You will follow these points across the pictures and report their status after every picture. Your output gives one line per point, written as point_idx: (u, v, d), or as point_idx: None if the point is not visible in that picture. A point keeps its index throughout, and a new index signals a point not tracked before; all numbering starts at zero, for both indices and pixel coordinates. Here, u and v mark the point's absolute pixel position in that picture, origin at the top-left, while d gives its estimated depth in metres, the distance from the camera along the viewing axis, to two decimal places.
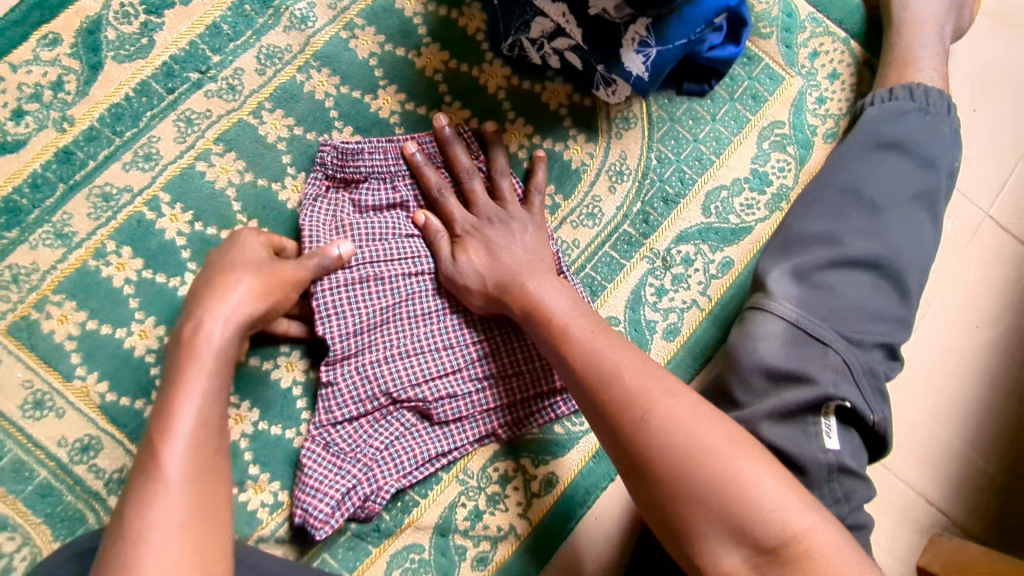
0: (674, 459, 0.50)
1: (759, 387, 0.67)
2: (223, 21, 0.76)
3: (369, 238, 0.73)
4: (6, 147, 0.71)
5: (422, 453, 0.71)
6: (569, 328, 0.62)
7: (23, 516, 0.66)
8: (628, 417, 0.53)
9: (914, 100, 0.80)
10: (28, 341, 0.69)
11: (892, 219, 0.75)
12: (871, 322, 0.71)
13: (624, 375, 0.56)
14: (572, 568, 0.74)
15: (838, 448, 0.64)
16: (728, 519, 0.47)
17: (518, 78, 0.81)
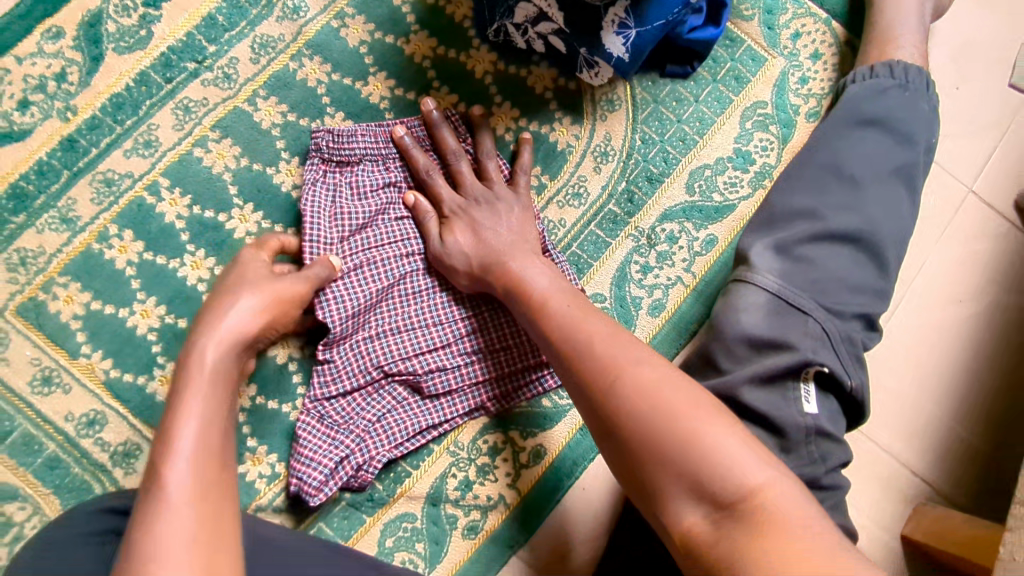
0: (640, 420, 0.52)
1: (740, 355, 0.68)
2: (218, 12, 0.79)
3: (363, 218, 0.75)
4: (12, 136, 0.74)
5: (413, 425, 0.74)
6: (549, 303, 0.65)
7: (33, 487, 0.69)
8: (599, 385, 0.56)
9: (894, 77, 0.82)
10: (36, 321, 0.72)
11: (872, 194, 0.76)
12: (850, 293, 0.72)
13: (596, 345, 0.59)
14: (560, 535, 0.76)
15: (816, 412, 0.66)
16: (687, 476, 0.49)
17: (504, 63, 0.83)
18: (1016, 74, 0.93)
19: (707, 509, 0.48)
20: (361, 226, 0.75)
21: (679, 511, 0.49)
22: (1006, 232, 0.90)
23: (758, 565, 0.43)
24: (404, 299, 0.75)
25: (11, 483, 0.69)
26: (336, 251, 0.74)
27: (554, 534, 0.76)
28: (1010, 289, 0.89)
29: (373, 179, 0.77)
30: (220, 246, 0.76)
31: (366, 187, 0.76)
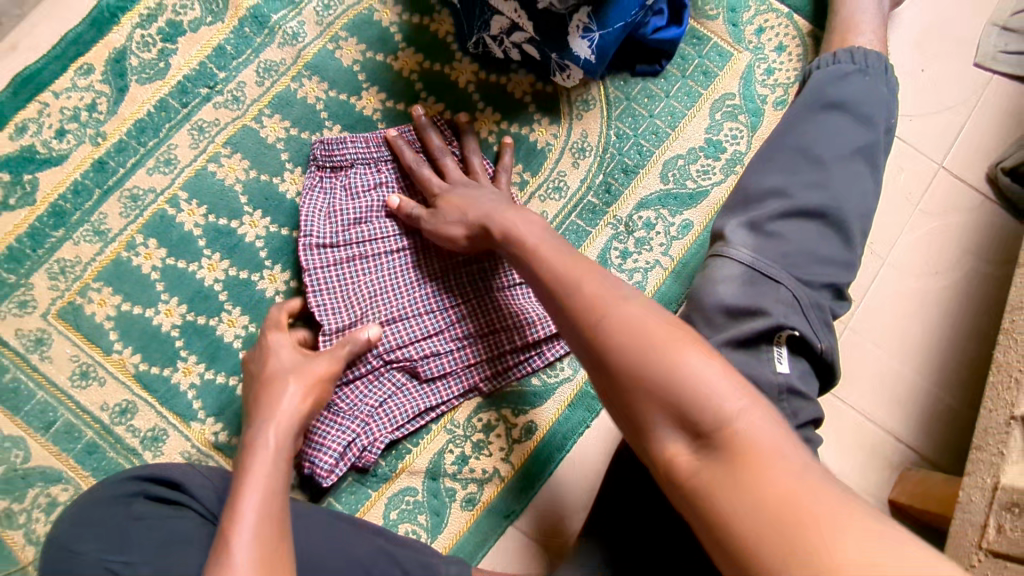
0: (625, 353, 0.53)
1: (715, 327, 0.71)
2: (226, 43, 0.88)
3: (355, 217, 0.83)
4: (52, 160, 0.84)
5: (413, 408, 0.80)
6: (540, 249, 0.67)
7: (75, 470, 0.78)
8: (586, 320, 0.56)
9: (855, 62, 0.85)
10: (74, 322, 0.81)
11: (841, 170, 0.78)
12: (819, 265, 0.73)
13: (584, 284, 0.58)
14: (552, 504, 0.82)
15: (788, 371, 0.68)
16: (670, 404, 0.49)
17: (485, 73, 0.91)
18: (979, 54, 0.96)
19: (689, 435, 0.49)
20: (353, 224, 0.83)
21: (660, 439, 0.50)
22: (979, 204, 0.93)
23: (734, 499, 0.44)
24: (399, 291, 0.82)
25: (56, 466, 0.78)
26: (333, 247, 0.82)
27: (548, 505, 0.82)
28: (986, 260, 0.92)
29: (365, 180, 0.85)
30: (233, 249, 0.84)
31: (359, 188, 0.84)
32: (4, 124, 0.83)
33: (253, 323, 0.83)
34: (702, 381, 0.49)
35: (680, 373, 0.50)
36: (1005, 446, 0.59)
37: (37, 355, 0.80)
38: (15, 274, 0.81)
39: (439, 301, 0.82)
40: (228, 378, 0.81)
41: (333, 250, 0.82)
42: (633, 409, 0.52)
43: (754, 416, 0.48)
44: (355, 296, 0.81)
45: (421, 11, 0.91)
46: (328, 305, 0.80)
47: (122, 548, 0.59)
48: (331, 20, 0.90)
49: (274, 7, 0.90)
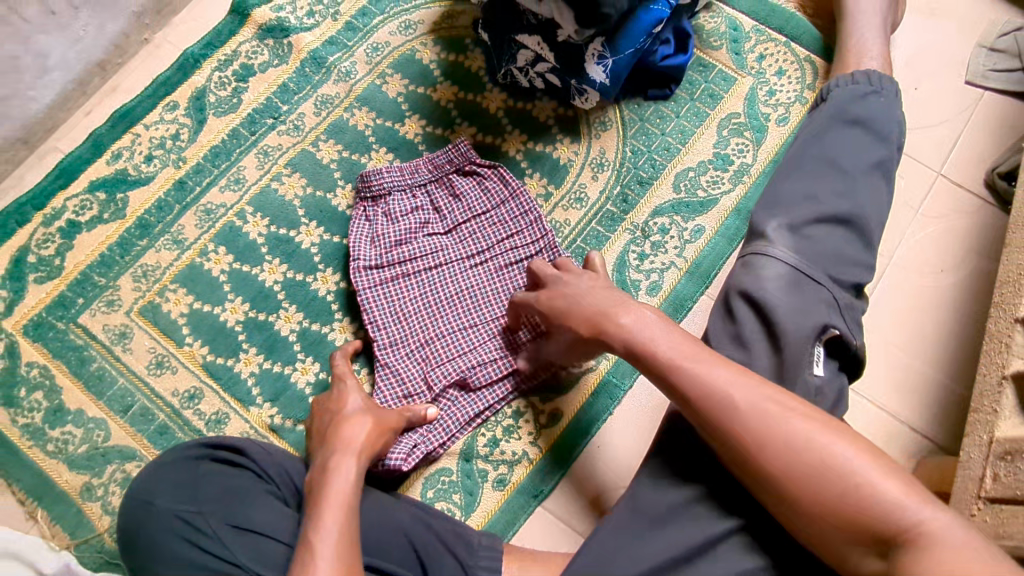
0: (795, 467, 0.56)
1: (754, 325, 0.74)
2: (289, 81, 1.03)
3: (397, 239, 0.93)
4: (140, 181, 0.97)
5: (464, 416, 0.87)
6: (674, 360, 0.64)
7: (147, 449, 0.87)
8: (744, 436, 0.58)
9: (870, 85, 0.88)
10: (153, 318, 0.92)
11: (864, 181, 0.81)
12: (847, 267, 0.78)
13: (732, 396, 0.60)
14: (578, 487, 0.87)
15: (824, 375, 0.73)
16: (851, 520, 0.53)
17: (513, 101, 1.03)
18: (969, 73, 1.04)
19: (872, 544, 0.53)
20: (396, 244, 0.93)
21: (841, 547, 0.55)
22: (978, 206, 0.99)
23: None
24: (439, 302, 0.91)
25: (131, 446, 0.87)
26: (379, 270, 0.92)
27: (573, 486, 0.87)
28: (990, 259, 0.96)
29: (403, 205, 0.95)
30: (291, 255, 0.95)
31: (398, 213, 0.94)
32: (103, 151, 0.98)
33: (307, 319, 0.93)
34: (883, 494, 0.53)
35: (858, 488, 0.54)
36: (997, 405, 0.68)
37: (120, 347, 0.91)
38: (105, 277, 0.93)
39: (477, 308, 0.91)
40: (284, 368, 0.91)
41: (379, 271, 0.92)
42: (812, 523, 0.55)
43: (940, 522, 0.51)
44: (404, 310, 0.90)
45: (457, 50, 1.05)
46: (379, 318, 0.90)
47: (192, 499, 0.69)
48: (380, 60, 1.04)
49: (330, 50, 1.04)
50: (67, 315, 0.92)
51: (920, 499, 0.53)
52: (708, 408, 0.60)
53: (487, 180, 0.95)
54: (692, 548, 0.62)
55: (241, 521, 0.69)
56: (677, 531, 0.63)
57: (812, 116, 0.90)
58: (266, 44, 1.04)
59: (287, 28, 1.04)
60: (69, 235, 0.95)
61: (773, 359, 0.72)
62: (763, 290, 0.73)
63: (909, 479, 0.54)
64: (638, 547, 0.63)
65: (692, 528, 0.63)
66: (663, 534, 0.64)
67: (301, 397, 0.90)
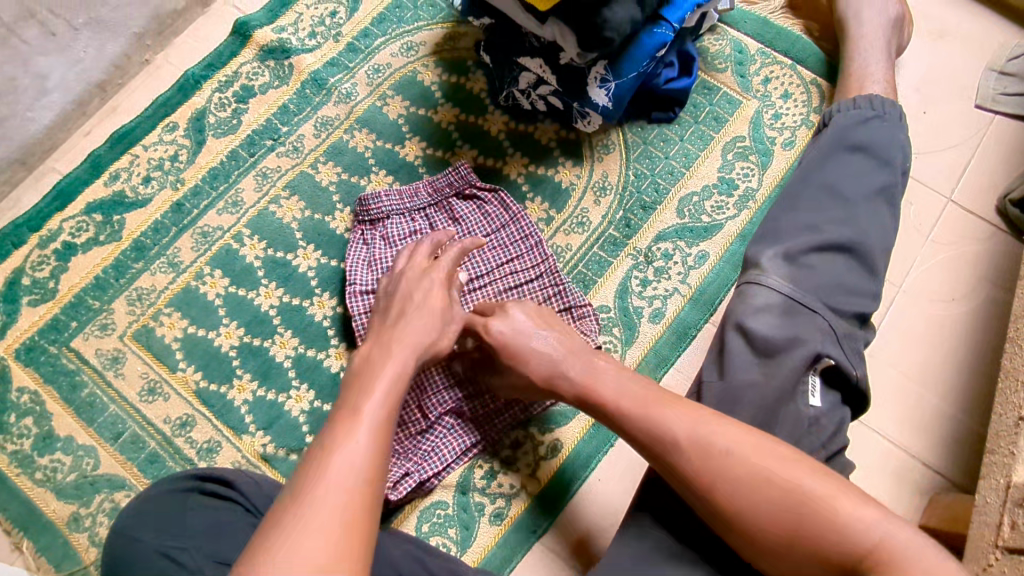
0: (751, 499, 0.55)
1: (747, 358, 0.71)
2: (290, 102, 1.02)
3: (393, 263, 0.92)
4: (138, 203, 0.96)
5: (459, 446, 0.84)
6: (620, 405, 0.65)
7: (137, 478, 0.85)
8: (694, 472, 0.58)
9: (874, 109, 0.86)
10: (147, 343, 0.90)
11: (866, 208, 0.79)
12: (847, 295, 0.75)
13: (676, 432, 0.60)
14: (577, 523, 0.84)
15: (821, 406, 0.71)
16: (814, 546, 0.53)
17: (514, 123, 1.01)
18: (979, 97, 1.02)
19: (837, 570, 0.52)
20: None
21: None
22: (990, 233, 0.96)
23: None
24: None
25: (120, 474, 0.85)
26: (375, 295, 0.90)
27: (573, 521, 0.84)
28: (1001, 287, 0.94)
29: (400, 229, 0.93)
30: (287, 279, 0.94)
31: (395, 237, 0.93)
32: (101, 172, 0.97)
33: (303, 344, 0.91)
34: (833, 512, 0.52)
35: (817, 513, 0.53)
36: (1013, 447, 0.65)
37: (112, 372, 0.89)
38: (99, 300, 0.92)
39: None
40: (278, 395, 0.89)
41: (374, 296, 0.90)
42: (775, 553, 0.55)
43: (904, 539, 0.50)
44: None
45: (458, 72, 1.04)
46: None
47: (180, 533, 0.67)
48: (381, 81, 1.03)
49: (331, 71, 1.04)
50: (60, 339, 0.90)
51: (878, 515, 0.52)
52: (663, 450, 0.60)
53: (487, 204, 0.94)
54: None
55: (226, 559, 0.66)
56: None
57: (814, 143, 0.88)
58: (267, 65, 1.03)
59: (288, 50, 1.04)
60: (64, 256, 0.93)
61: (767, 389, 0.69)
62: (756, 321, 0.71)
63: (864, 495, 0.54)
64: None
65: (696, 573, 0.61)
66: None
67: (295, 425, 0.88)
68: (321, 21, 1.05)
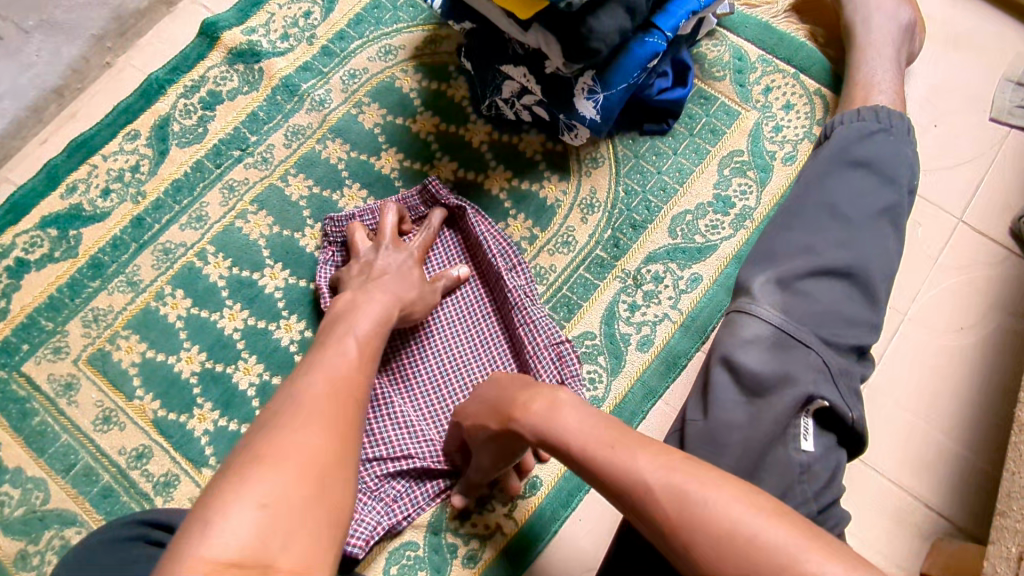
0: (720, 550, 0.45)
1: (733, 397, 0.65)
2: (259, 110, 0.96)
3: None
4: (96, 217, 0.91)
5: (434, 487, 0.80)
6: (587, 448, 0.57)
7: (89, 513, 0.80)
8: (666, 523, 0.49)
9: (880, 122, 0.80)
10: (102, 367, 0.85)
11: (869, 230, 0.73)
12: (846, 325, 0.69)
13: (648, 476, 0.51)
14: (555, 566, 0.79)
15: (813, 450, 0.65)
16: None
17: (498, 133, 0.95)
18: (994, 109, 0.95)
19: None
20: None
21: None
22: (1003, 258, 0.90)
23: None
24: (411, 358, 0.85)
25: (72, 509, 0.80)
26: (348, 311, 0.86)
27: (552, 563, 0.79)
28: (1012, 314, 0.88)
29: None
30: (253, 300, 0.88)
31: None
32: (57, 184, 0.91)
33: (268, 371, 0.86)
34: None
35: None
36: None
37: (65, 400, 0.84)
38: (53, 321, 0.87)
39: (452, 367, 0.85)
40: (240, 425, 0.84)
41: None
42: None
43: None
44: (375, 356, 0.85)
45: (439, 78, 0.98)
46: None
47: None
48: (356, 88, 0.97)
49: (304, 76, 0.98)
50: (10, 363, 0.85)
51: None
52: (631, 496, 0.52)
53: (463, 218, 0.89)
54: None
55: None
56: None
57: (812, 156, 0.82)
58: (236, 69, 0.97)
59: (258, 53, 0.97)
60: (16, 274, 0.88)
61: (754, 431, 0.63)
62: (745, 355, 0.65)
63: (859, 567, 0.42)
64: None
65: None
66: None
67: None
68: (295, 22, 0.99)
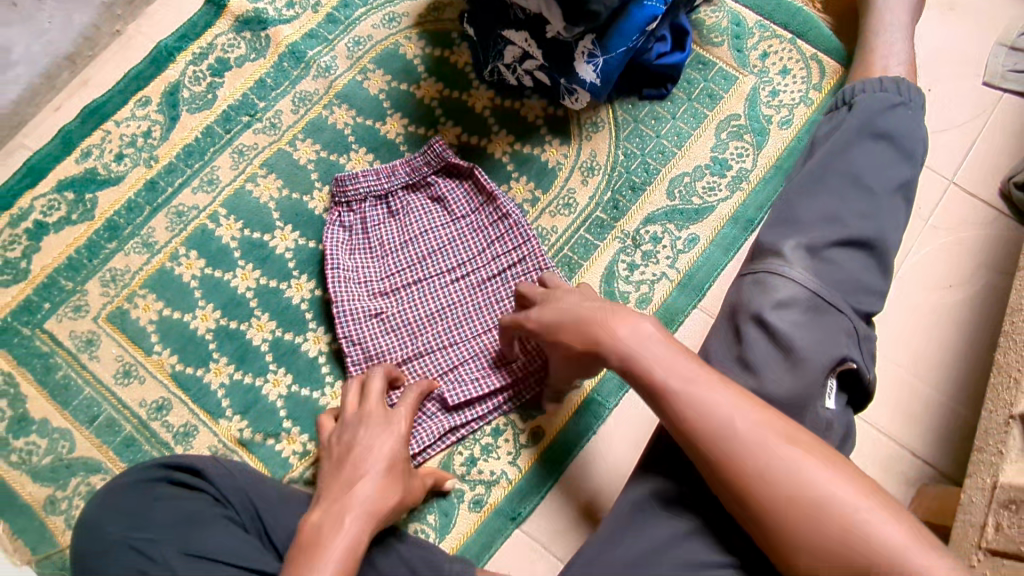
0: (763, 468, 0.53)
1: (767, 354, 0.65)
2: (267, 76, 0.98)
3: (386, 247, 0.90)
4: (110, 181, 0.93)
5: (440, 431, 0.84)
6: (645, 355, 0.60)
7: (113, 461, 0.84)
8: (720, 432, 0.55)
9: (901, 94, 0.79)
10: (121, 325, 0.89)
11: (890, 203, 0.74)
12: (865, 296, 0.70)
13: (711, 397, 0.56)
14: (558, 509, 0.83)
15: (834, 409, 0.67)
16: (818, 533, 0.51)
17: (500, 99, 0.97)
18: (987, 73, 0.97)
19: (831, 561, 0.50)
20: (380, 250, 0.91)
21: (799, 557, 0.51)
22: (991, 218, 0.93)
23: None
24: (423, 322, 0.88)
25: (96, 458, 0.84)
26: (363, 283, 0.89)
27: (555, 509, 0.84)
28: (1001, 273, 0.91)
29: (377, 214, 0.92)
30: (264, 260, 0.91)
31: (372, 223, 0.91)
32: (72, 149, 0.94)
33: (280, 328, 0.89)
34: (847, 507, 0.51)
35: (860, 534, 0.50)
36: (1002, 446, 0.63)
37: (87, 355, 0.88)
38: (72, 281, 0.90)
39: (461, 327, 0.87)
40: (255, 379, 0.87)
41: (365, 281, 0.89)
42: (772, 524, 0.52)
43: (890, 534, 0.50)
44: (393, 320, 0.87)
45: (442, 45, 0.99)
46: (354, 335, 0.86)
47: (144, 526, 0.65)
48: (361, 54, 0.99)
49: (310, 44, 0.99)
50: (33, 320, 0.88)
51: (920, 546, 0.50)
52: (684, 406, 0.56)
53: (473, 185, 0.91)
54: (665, 545, 0.59)
55: (193, 550, 0.64)
56: (672, 561, 0.58)
57: (830, 123, 0.80)
58: (243, 37, 0.99)
59: (264, 21, 0.99)
60: (35, 236, 0.91)
61: (786, 389, 0.64)
62: (778, 316, 0.65)
63: (905, 520, 0.51)
64: None
65: (687, 557, 0.58)
66: (653, 567, 0.58)
67: (272, 408, 0.86)
68: None
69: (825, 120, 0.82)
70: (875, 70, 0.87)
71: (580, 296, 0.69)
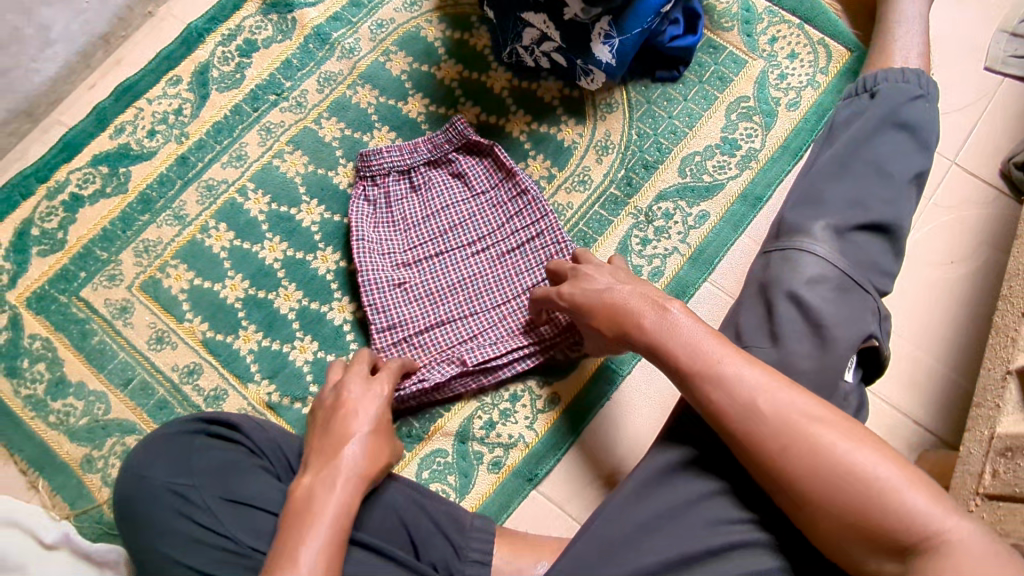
0: (787, 438, 0.55)
1: (796, 327, 0.68)
2: (293, 57, 1.02)
3: (409, 220, 0.94)
4: (143, 156, 0.97)
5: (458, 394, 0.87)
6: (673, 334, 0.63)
7: (147, 423, 0.88)
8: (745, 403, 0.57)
9: (920, 87, 0.81)
10: (154, 294, 0.92)
11: (909, 191, 0.76)
12: (882, 278, 0.73)
13: (737, 372, 0.58)
14: (574, 471, 0.87)
15: (852, 381, 0.70)
16: (842, 499, 0.52)
17: (518, 80, 1.01)
18: (989, 58, 1.00)
19: (854, 525, 0.52)
20: (403, 224, 0.94)
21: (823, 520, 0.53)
22: (992, 198, 0.96)
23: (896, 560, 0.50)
24: (444, 292, 0.91)
25: (131, 419, 0.88)
26: (387, 254, 0.92)
27: (572, 472, 0.87)
28: (1000, 249, 0.94)
29: (401, 189, 0.95)
30: (292, 233, 0.95)
31: (396, 198, 0.95)
32: (106, 125, 0.97)
33: (307, 297, 0.93)
34: (871, 476, 0.52)
35: (888, 503, 0.51)
36: (1000, 401, 0.70)
37: (121, 322, 0.91)
38: (107, 252, 0.93)
39: (481, 297, 0.91)
40: (282, 345, 0.91)
41: (389, 253, 0.92)
42: (797, 490, 0.54)
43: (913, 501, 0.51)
44: (415, 290, 0.91)
45: (462, 28, 1.03)
46: (378, 302, 0.89)
47: (185, 474, 0.69)
48: (384, 37, 1.03)
49: (335, 26, 1.03)
50: (70, 289, 0.92)
51: (947, 513, 0.50)
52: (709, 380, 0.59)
53: (493, 163, 0.95)
54: (688, 505, 0.62)
55: (233, 495, 0.69)
56: (692, 522, 0.60)
57: (851, 107, 0.82)
58: (270, 19, 1.02)
59: (291, 4, 1.03)
60: (71, 209, 0.95)
61: (811, 358, 0.67)
62: (809, 293, 0.68)
63: (933, 489, 0.52)
64: (640, 541, 0.61)
65: (709, 510, 0.61)
66: (673, 527, 0.61)
67: (299, 372, 0.90)
68: None
69: (846, 104, 0.83)
70: (882, 53, 0.91)
71: (610, 280, 0.74)
